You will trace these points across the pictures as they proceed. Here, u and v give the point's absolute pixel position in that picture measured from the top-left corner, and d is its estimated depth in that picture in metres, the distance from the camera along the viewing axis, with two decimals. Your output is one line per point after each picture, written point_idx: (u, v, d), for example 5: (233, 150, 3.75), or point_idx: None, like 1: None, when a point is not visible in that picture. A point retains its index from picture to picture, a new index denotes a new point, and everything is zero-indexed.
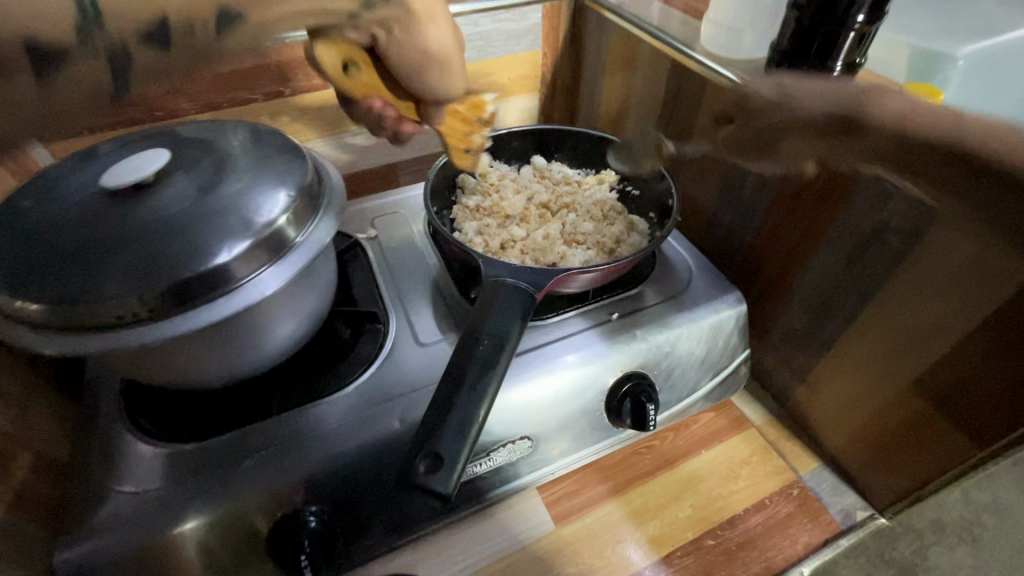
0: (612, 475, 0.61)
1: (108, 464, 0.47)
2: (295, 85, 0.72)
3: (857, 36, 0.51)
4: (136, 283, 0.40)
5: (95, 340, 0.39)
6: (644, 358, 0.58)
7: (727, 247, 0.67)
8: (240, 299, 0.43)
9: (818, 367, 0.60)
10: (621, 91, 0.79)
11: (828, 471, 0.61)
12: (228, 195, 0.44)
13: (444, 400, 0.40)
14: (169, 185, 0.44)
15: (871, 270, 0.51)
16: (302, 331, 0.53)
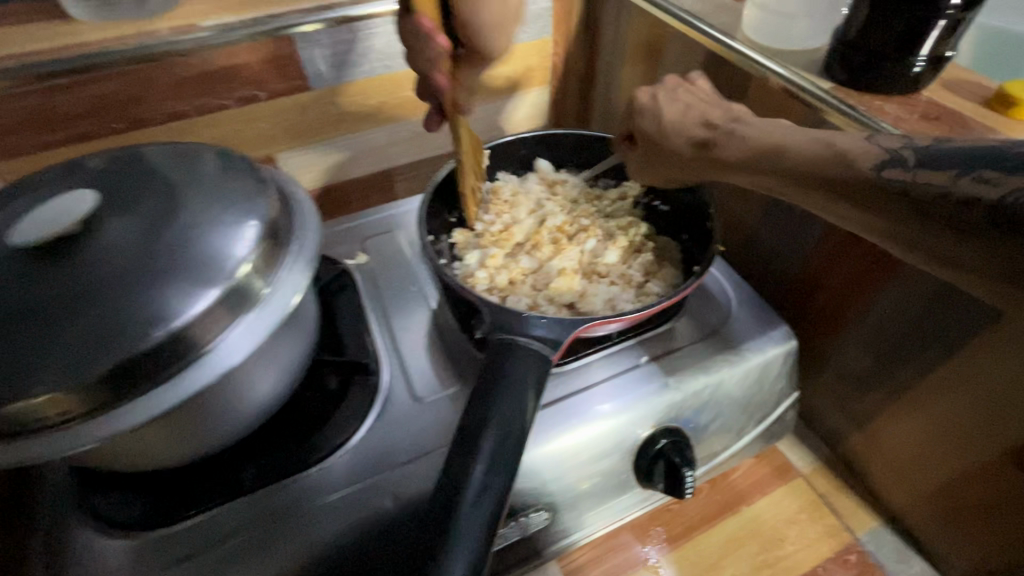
0: (640, 537, 0.53)
1: (57, 564, 0.40)
2: (272, 86, 0.63)
3: (951, 25, 0.40)
4: (63, 368, 0.31)
5: (21, 448, 0.31)
6: (680, 410, 0.50)
7: (771, 270, 0.58)
8: (197, 375, 0.34)
9: (881, 416, 0.52)
10: (644, 84, 0.69)
11: (889, 531, 0.54)
12: (178, 239, 0.36)
13: (444, 508, 0.34)
14: (104, 233, 0.36)
15: (962, 313, 0.42)
16: (282, 389, 0.45)
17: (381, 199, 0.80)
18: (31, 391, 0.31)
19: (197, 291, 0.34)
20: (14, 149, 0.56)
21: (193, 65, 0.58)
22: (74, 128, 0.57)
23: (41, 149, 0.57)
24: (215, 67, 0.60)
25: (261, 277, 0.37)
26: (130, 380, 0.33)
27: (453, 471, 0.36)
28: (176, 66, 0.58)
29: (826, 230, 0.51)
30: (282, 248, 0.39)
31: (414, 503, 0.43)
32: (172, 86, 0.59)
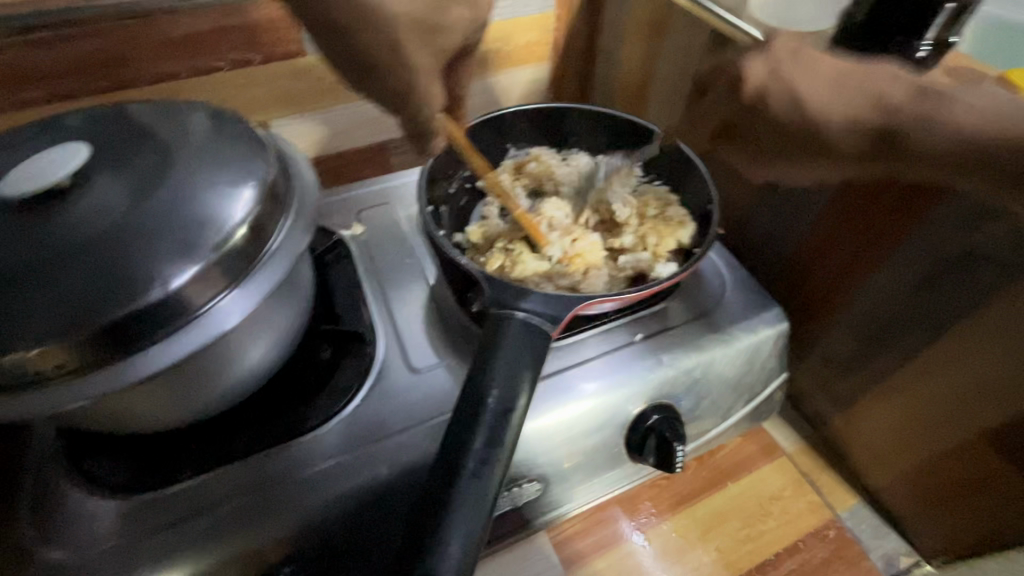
0: (628, 511, 0.54)
1: (45, 525, 0.40)
2: (266, 50, 0.62)
3: (954, 10, 0.41)
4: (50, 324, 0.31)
5: (7, 404, 0.31)
6: (673, 387, 0.50)
7: (764, 254, 0.59)
8: (192, 338, 0.33)
9: (864, 400, 0.53)
10: (644, 63, 0.69)
11: (867, 509, 0.56)
12: (172, 197, 0.35)
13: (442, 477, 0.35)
14: (95, 190, 0.35)
15: (950, 298, 0.43)
16: (276, 356, 0.44)
17: (375, 172, 0.79)
18: (17, 347, 0.30)
19: (192, 250, 0.33)
20: None
21: (185, 25, 0.56)
22: (59, 86, 0.55)
23: (22, 107, 0.55)
24: (208, 28, 0.58)
25: (258, 241, 0.36)
26: (123, 339, 0.32)
27: (452, 439, 0.36)
28: (167, 25, 0.56)
29: (821, 215, 0.51)
30: (280, 212, 0.39)
31: (408, 473, 0.44)
32: (162, 46, 0.57)
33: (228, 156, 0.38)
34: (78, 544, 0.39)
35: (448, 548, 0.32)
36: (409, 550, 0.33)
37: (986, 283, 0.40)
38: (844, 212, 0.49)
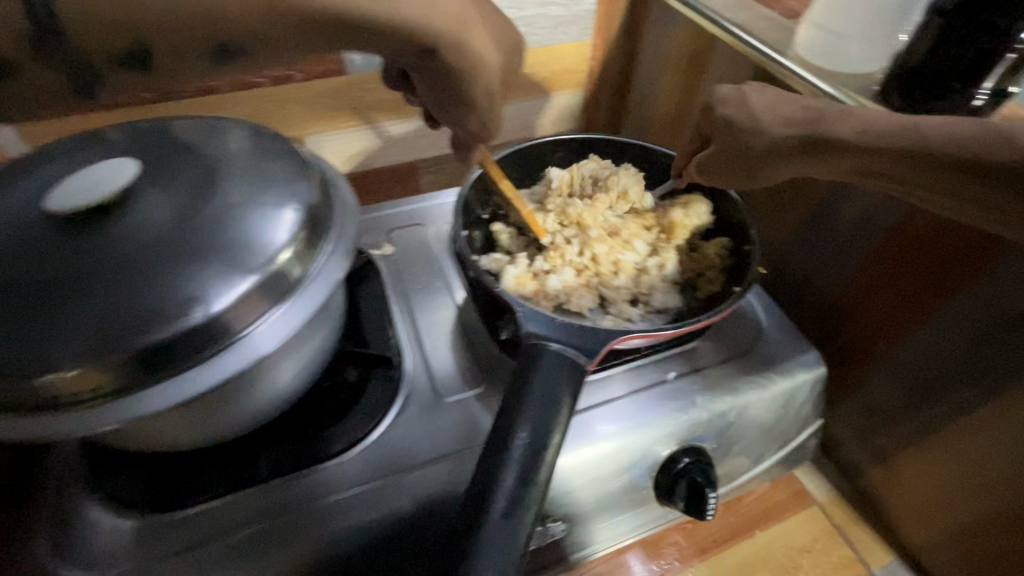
0: (651, 555, 0.52)
1: (61, 539, 0.39)
2: (307, 68, 0.62)
3: (1016, 61, 0.40)
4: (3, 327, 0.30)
5: (42, 421, 0.30)
6: (705, 429, 0.49)
7: (802, 295, 0.58)
8: (228, 363, 0.33)
9: (904, 453, 0.51)
10: (682, 95, 0.68)
11: (906, 568, 0.53)
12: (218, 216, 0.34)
13: (473, 520, 0.33)
14: (143, 207, 0.34)
15: (1005, 355, 0.41)
16: (305, 378, 0.43)
17: (404, 191, 0.79)
18: (53, 364, 0.30)
19: (232, 275, 0.33)
20: (44, 113, 0.55)
21: None
22: (106, 96, 0.56)
23: (69, 114, 0.56)
24: None
25: (300, 265, 0.36)
26: (160, 360, 0.31)
27: (482, 476, 0.35)
28: None
29: (866, 259, 0.50)
30: (321, 237, 0.38)
31: (432, 506, 0.42)
32: None
33: (279, 180, 0.38)
34: (95, 561, 0.38)
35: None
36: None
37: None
38: (889, 258, 0.48)
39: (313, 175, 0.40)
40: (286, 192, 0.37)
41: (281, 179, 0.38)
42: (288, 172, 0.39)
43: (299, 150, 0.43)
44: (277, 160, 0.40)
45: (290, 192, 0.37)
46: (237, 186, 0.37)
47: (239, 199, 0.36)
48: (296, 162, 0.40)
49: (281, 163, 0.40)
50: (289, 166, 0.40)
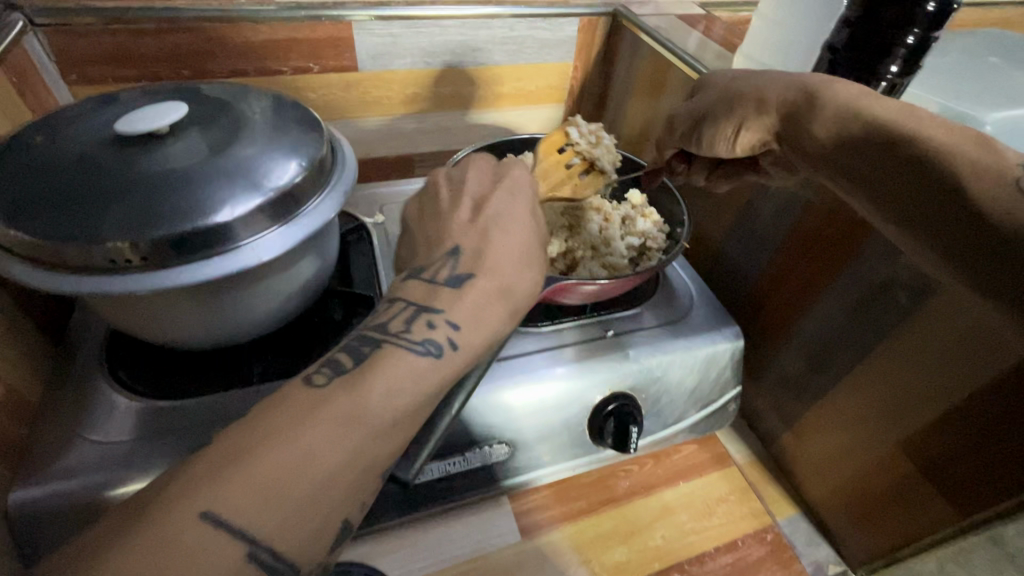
0: (585, 493, 0.60)
1: (79, 413, 0.46)
2: (324, 62, 0.72)
3: (887, 87, 0.52)
4: (295, 555, 0.30)
5: (81, 282, 0.38)
6: (634, 379, 0.57)
7: (732, 282, 0.67)
8: (233, 262, 0.40)
9: (806, 416, 0.60)
10: (646, 113, 0.79)
11: (805, 520, 0.60)
12: (393, 386, 0.35)
13: None
14: (370, 374, 0.35)
15: (873, 320, 0.51)
16: (294, 305, 0.51)
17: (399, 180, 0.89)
18: (96, 238, 0.37)
19: (244, 195, 0.41)
20: (97, 78, 0.65)
21: (263, 33, 0.68)
22: (150, 69, 0.66)
23: (118, 82, 0.66)
24: (280, 38, 0.69)
25: (303, 198, 0.45)
26: (181, 249, 0.39)
27: None
28: (248, 32, 0.67)
29: (777, 248, 0.59)
30: (323, 181, 0.47)
31: None
32: (241, 47, 0.68)
33: (295, 135, 0.47)
34: (108, 431, 0.45)
35: None
36: None
37: (938, 223, 0.38)
38: (792, 246, 0.57)
39: (321, 134, 0.49)
40: (296, 145, 0.46)
41: (294, 135, 0.47)
42: (300, 131, 0.48)
43: (313, 114, 0.52)
44: (294, 122, 0.49)
45: (301, 145, 0.46)
46: (259, 134, 0.46)
47: (260, 145, 0.45)
48: (312, 124, 0.50)
49: (296, 125, 0.49)
50: (301, 126, 0.49)
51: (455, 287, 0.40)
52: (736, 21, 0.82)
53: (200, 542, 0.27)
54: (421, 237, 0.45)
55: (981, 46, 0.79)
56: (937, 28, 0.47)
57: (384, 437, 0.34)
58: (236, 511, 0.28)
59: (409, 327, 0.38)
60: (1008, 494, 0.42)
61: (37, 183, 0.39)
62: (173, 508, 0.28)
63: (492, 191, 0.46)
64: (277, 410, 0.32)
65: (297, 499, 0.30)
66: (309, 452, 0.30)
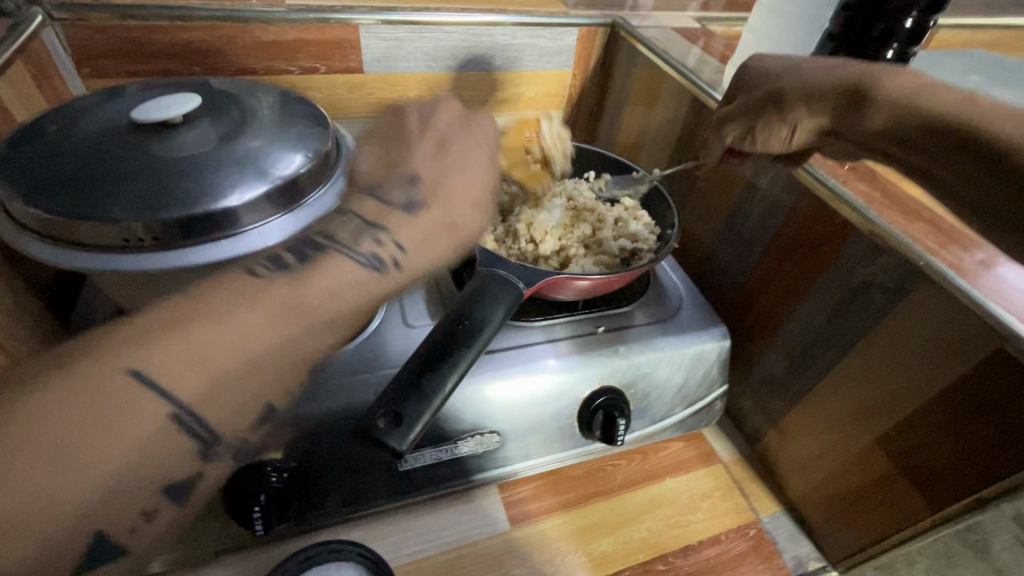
0: (573, 485, 0.61)
1: None
2: (331, 63, 0.75)
3: None
4: (220, 427, 0.35)
5: (94, 259, 0.40)
6: (624, 374, 0.59)
7: (720, 285, 0.69)
8: (240, 245, 0.42)
9: (789, 414, 0.62)
10: (641, 121, 0.82)
11: (787, 517, 0.62)
12: (331, 285, 0.41)
13: (416, 373, 0.43)
14: (312, 273, 0.41)
15: (854, 319, 0.52)
16: None
17: None
18: (109, 217, 0.39)
19: (251, 183, 0.43)
20: (110, 72, 0.67)
21: (272, 33, 0.70)
22: (162, 64, 0.68)
23: (130, 76, 0.68)
24: (289, 39, 0.71)
25: (308, 188, 0.46)
26: (189, 231, 0.41)
27: (430, 345, 0.45)
28: (258, 31, 0.69)
29: (763, 252, 0.61)
30: (328, 173, 0.49)
31: None
32: (250, 46, 0.70)
33: (301, 129, 0.49)
34: None
35: (411, 417, 0.41)
36: (386, 422, 0.40)
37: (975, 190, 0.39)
38: (779, 248, 0.59)
39: (327, 129, 0.51)
40: (302, 138, 0.48)
41: (300, 129, 0.49)
42: (305, 125, 0.50)
43: (318, 110, 0.53)
44: (300, 117, 0.51)
45: (306, 138, 0.48)
46: (268, 126, 0.48)
47: (269, 136, 0.46)
48: (318, 119, 0.52)
49: (302, 119, 0.50)
50: (307, 121, 0.50)
51: (408, 211, 0.47)
52: (730, 35, 0.85)
53: (133, 395, 0.32)
54: (383, 159, 0.52)
55: (965, 65, 0.82)
56: (916, 43, 0.50)
57: (313, 333, 0.40)
58: (167, 375, 0.33)
59: (358, 239, 0.44)
60: (978, 485, 0.44)
61: (54, 164, 0.41)
62: (105, 361, 0.32)
63: (457, 134, 0.54)
64: (219, 294, 0.37)
65: (230, 371, 0.35)
66: (247, 332, 0.36)
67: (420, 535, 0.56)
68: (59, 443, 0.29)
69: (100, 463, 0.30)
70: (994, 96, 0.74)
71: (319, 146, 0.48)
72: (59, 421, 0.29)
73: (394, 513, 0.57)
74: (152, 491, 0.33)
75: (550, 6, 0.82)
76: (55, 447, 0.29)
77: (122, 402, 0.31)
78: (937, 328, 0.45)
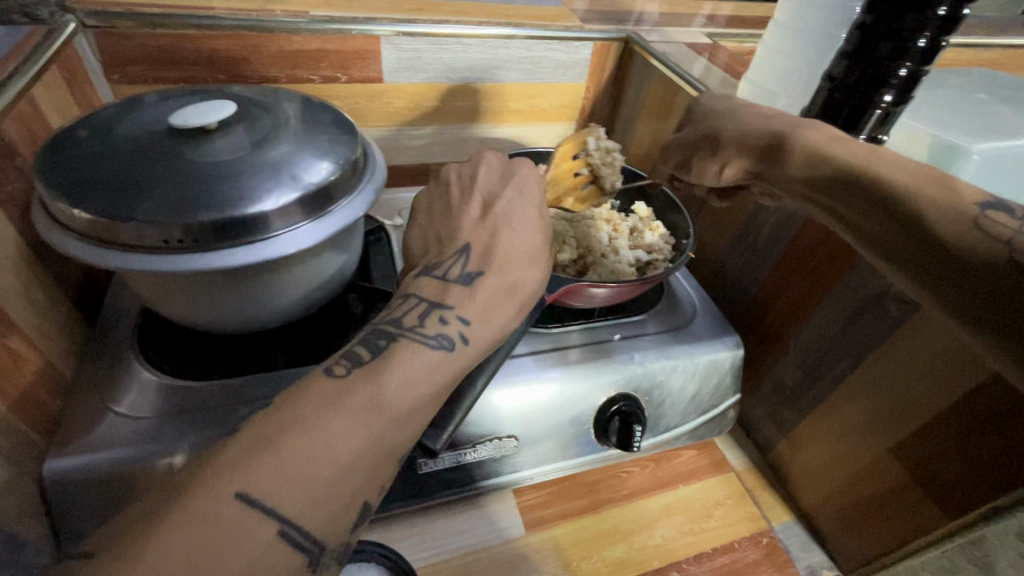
0: (587, 491, 0.62)
1: (112, 389, 0.50)
2: (351, 73, 0.76)
3: (882, 115, 0.56)
4: (320, 531, 0.33)
5: (132, 260, 0.41)
6: (639, 382, 0.59)
7: (733, 295, 0.70)
8: (271, 249, 0.43)
9: (801, 424, 0.62)
10: (654, 134, 0.84)
11: (800, 526, 0.62)
12: (408, 376, 0.38)
13: None
14: (384, 367, 0.37)
15: (867, 331, 0.53)
16: (318, 296, 0.53)
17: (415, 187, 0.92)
18: (148, 220, 0.40)
19: (284, 189, 0.44)
20: (138, 78, 0.69)
21: (296, 43, 0.72)
22: (188, 72, 0.70)
23: (157, 83, 0.70)
24: (311, 49, 0.73)
25: (337, 195, 0.47)
26: (224, 234, 0.42)
27: None
28: (282, 41, 0.71)
29: (776, 263, 0.62)
30: (356, 180, 0.50)
31: None
32: (274, 56, 0.72)
33: (329, 137, 0.50)
34: (140, 409, 0.48)
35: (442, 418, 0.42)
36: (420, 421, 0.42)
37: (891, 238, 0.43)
38: (792, 259, 0.60)
39: (353, 136, 0.52)
40: (329, 145, 0.49)
41: (327, 136, 0.50)
42: (332, 133, 0.51)
43: (344, 118, 0.55)
44: (327, 125, 0.52)
45: (334, 146, 0.49)
46: (298, 134, 0.49)
47: (299, 144, 0.48)
48: (344, 127, 0.53)
49: (330, 127, 0.52)
50: (333, 130, 0.51)
51: (467, 284, 0.43)
52: (741, 52, 0.87)
53: (239, 522, 0.30)
54: (432, 232, 0.48)
55: (971, 84, 0.83)
56: (928, 62, 0.51)
57: (397, 426, 0.36)
58: (268, 494, 0.31)
59: (425, 322, 0.41)
60: (991, 495, 0.44)
61: (95, 167, 0.42)
62: (213, 490, 0.30)
63: (501, 190, 0.49)
64: (304, 404, 0.34)
65: (325, 482, 0.33)
66: (333, 439, 0.33)
67: (437, 538, 0.56)
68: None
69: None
70: (1000, 115, 0.75)
71: (345, 153, 0.49)
72: (176, 560, 0.28)
73: (411, 516, 0.58)
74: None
75: (566, 21, 0.84)
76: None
77: (233, 529, 0.30)
78: (946, 343, 0.46)
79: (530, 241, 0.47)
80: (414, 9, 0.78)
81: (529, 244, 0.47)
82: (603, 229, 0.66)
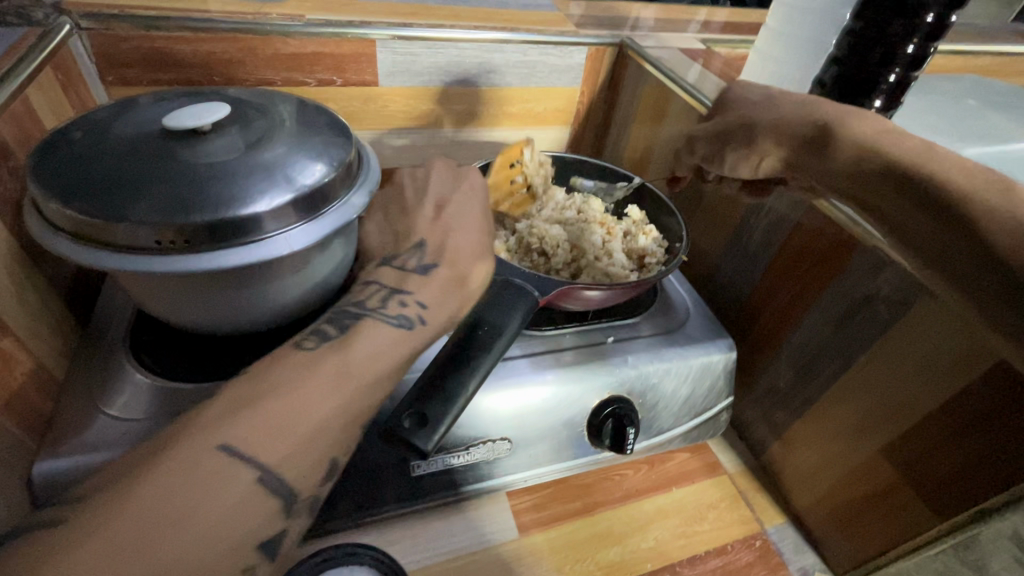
0: (580, 493, 0.62)
1: (103, 390, 0.49)
2: (347, 76, 0.77)
3: (872, 120, 0.56)
4: (295, 481, 0.38)
5: (127, 261, 0.41)
6: (633, 384, 0.60)
7: (726, 299, 0.70)
8: (265, 250, 0.43)
9: (794, 426, 0.63)
10: (648, 137, 0.84)
11: (793, 528, 0.63)
12: (370, 356, 0.42)
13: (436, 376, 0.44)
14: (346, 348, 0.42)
15: (858, 333, 0.54)
16: (312, 297, 0.53)
17: None
18: (142, 221, 0.40)
19: (278, 190, 0.44)
20: (132, 80, 0.69)
21: (292, 45, 0.72)
22: (184, 74, 0.70)
23: (152, 84, 0.70)
24: (307, 52, 0.73)
25: (331, 196, 0.47)
26: (218, 236, 0.42)
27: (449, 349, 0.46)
28: (278, 44, 0.71)
29: (768, 266, 0.63)
30: (350, 182, 0.50)
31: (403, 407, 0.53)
32: (269, 58, 0.72)
33: (324, 139, 0.50)
34: (130, 411, 0.48)
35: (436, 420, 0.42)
36: (411, 422, 0.41)
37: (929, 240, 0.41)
38: (785, 260, 0.61)
39: (347, 139, 0.52)
40: (323, 147, 0.49)
41: (322, 139, 0.50)
42: (326, 135, 0.51)
43: (339, 120, 0.55)
44: (322, 127, 0.52)
45: (328, 148, 0.49)
46: (292, 136, 0.49)
47: (294, 145, 0.48)
48: (338, 128, 0.53)
49: (325, 129, 0.52)
50: (328, 131, 0.52)
51: (423, 273, 0.49)
52: (735, 57, 0.87)
53: (219, 466, 0.35)
54: (389, 229, 0.55)
55: (961, 90, 0.84)
56: (916, 68, 0.52)
57: (360, 391, 0.41)
58: (250, 447, 0.36)
59: (386, 304, 0.46)
60: (981, 494, 0.45)
61: (90, 168, 0.42)
62: (200, 441, 0.35)
63: (451, 193, 0.56)
64: (276, 371, 0.40)
65: (296, 436, 0.38)
66: (302, 403, 0.38)
67: (430, 541, 0.56)
68: (164, 515, 0.33)
69: (201, 520, 0.34)
70: (991, 120, 0.76)
71: (340, 156, 0.49)
72: (162, 501, 0.33)
73: (404, 519, 0.58)
74: (251, 538, 0.36)
75: (561, 25, 0.84)
76: (174, 516, 0.33)
77: (209, 475, 0.34)
78: (937, 345, 0.47)
79: (472, 236, 0.53)
80: (410, 13, 0.78)
81: (472, 241, 0.52)
82: (597, 233, 0.67)
